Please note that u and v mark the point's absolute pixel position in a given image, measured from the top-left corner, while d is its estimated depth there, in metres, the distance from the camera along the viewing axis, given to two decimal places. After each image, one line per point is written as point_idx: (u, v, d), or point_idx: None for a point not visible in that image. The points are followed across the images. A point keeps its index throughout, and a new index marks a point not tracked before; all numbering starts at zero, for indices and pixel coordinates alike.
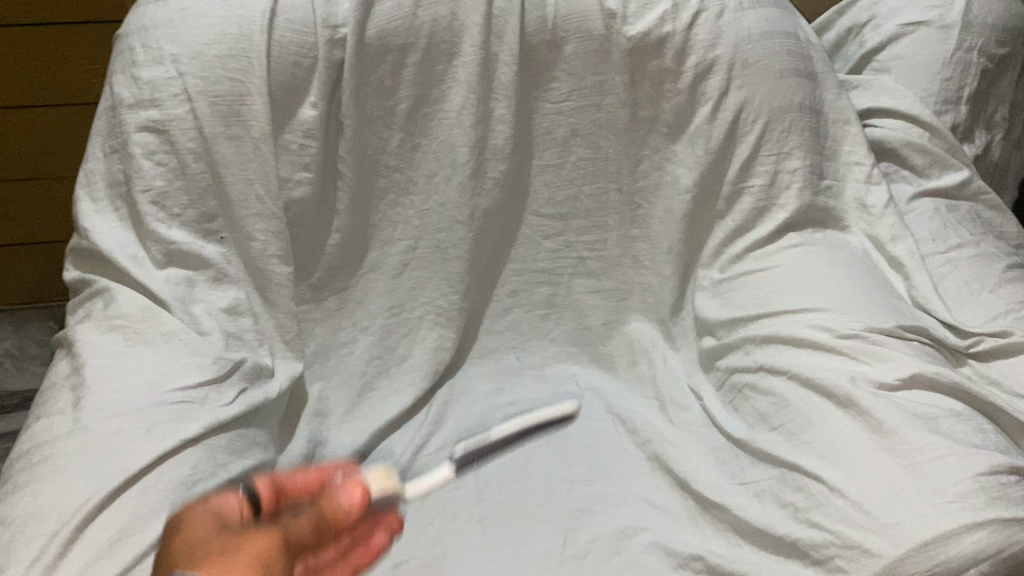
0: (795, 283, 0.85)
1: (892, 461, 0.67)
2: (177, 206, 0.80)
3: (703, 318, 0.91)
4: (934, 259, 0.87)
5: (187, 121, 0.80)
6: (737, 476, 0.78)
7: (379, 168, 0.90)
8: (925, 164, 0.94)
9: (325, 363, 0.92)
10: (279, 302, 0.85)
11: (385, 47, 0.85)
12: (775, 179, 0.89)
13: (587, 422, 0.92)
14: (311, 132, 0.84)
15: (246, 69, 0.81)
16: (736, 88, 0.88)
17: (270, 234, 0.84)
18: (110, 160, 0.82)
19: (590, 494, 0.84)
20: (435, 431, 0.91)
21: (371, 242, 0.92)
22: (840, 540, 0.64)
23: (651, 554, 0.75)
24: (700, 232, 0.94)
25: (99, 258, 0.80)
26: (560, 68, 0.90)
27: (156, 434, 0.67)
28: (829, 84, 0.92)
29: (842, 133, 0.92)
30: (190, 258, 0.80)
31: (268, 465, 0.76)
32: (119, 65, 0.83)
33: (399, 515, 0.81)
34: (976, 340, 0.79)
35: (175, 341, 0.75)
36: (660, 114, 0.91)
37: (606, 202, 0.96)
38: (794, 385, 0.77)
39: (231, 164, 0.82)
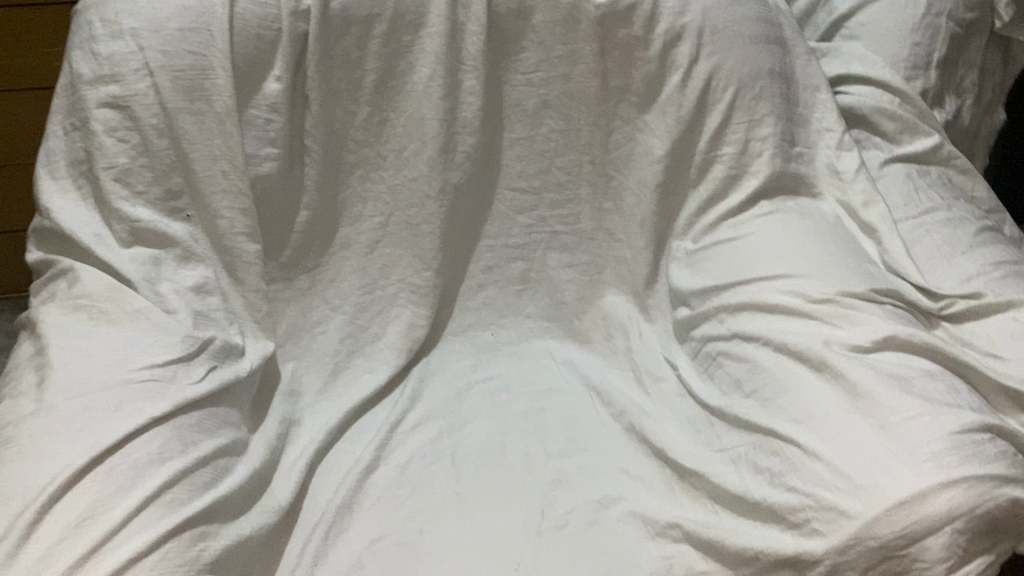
0: (768, 250, 0.84)
1: (866, 423, 0.67)
2: (140, 183, 0.79)
3: (677, 290, 0.90)
4: (906, 224, 0.87)
5: (149, 96, 0.78)
6: (714, 444, 0.78)
7: (348, 142, 0.89)
8: (896, 130, 0.94)
9: (296, 342, 0.91)
10: (248, 280, 0.85)
11: (349, 19, 0.84)
12: (746, 146, 0.88)
13: (564, 396, 0.92)
14: (276, 106, 0.83)
15: (207, 43, 0.79)
16: (706, 54, 0.88)
17: (237, 211, 0.83)
18: (71, 138, 0.80)
19: (567, 466, 0.83)
20: (411, 407, 0.90)
21: (341, 219, 0.91)
22: (817, 503, 0.64)
23: (628, 523, 0.76)
24: (673, 203, 0.94)
25: (62, 239, 0.78)
26: (529, 38, 0.90)
27: (123, 413, 0.65)
28: (799, 50, 0.92)
29: (812, 99, 0.91)
30: (156, 237, 0.79)
31: (241, 443, 0.75)
32: (78, 40, 0.81)
33: (375, 492, 0.80)
34: (949, 302, 0.79)
35: (141, 321, 0.73)
36: (630, 84, 0.91)
37: (578, 174, 0.96)
38: (768, 351, 0.77)
39: (196, 140, 0.80)
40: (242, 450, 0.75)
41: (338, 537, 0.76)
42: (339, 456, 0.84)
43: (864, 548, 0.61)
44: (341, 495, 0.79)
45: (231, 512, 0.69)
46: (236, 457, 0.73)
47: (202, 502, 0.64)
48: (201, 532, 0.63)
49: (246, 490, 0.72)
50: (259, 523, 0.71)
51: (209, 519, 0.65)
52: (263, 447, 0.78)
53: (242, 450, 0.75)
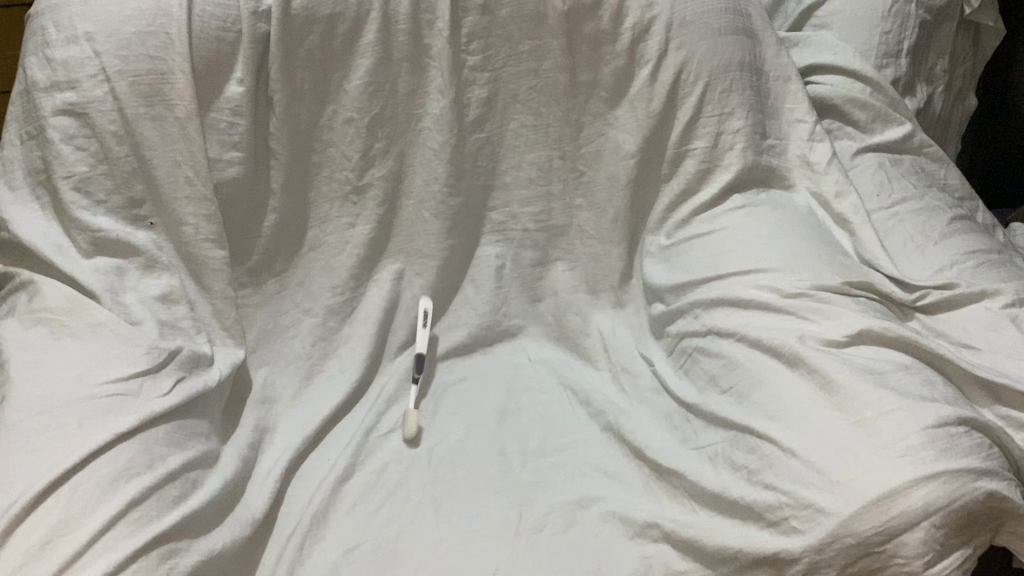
0: (741, 244, 0.84)
1: (841, 417, 0.66)
2: (101, 191, 0.77)
3: (651, 284, 0.91)
4: (878, 214, 0.86)
5: (106, 102, 0.76)
6: (691, 441, 0.77)
7: (313, 143, 0.87)
8: (868, 119, 0.93)
9: (268, 347, 0.89)
10: (215, 287, 0.83)
11: (312, 17, 0.82)
12: (718, 140, 0.88)
13: (540, 396, 0.91)
14: (239, 109, 0.81)
15: (166, 45, 0.77)
16: (675, 48, 0.87)
17: (201, 217, 0.81)
18: (28, 147, 0.78)
19: (544, 466, 0.83)
20: (387, 410, 0.89)
21: (310, 221, 0.90)
22: (794, 500, 0.63)
23: (606, 524, 0.75)
24: (645, 198, 0.94)
25: (22, 251, 0.76)
26: (497, 34, 0.88)
27: (86, 431, 0.63)
28: (769, 41, 0.91)
29: (783, 91, 0.91)
30: (118, 246, 0.77)
31: (212, 455, 0.74)
32: (32, 45, 0.79)
33: (351, 500, 0.79)
34: (923, 293, 0.78)
35: (104, 333, 0.71)
36: (599, 79, 0.90)
37: (549, 171, 0.95)
38: (743, 346, 0.77)
39: (156, 146, 0.78)
40: (212, 462, 0.73)
41: (313, 548, 0.75)
42: (314, 463, 0.83)
43: (842, 545, 0.61)
44: (316, 503, 0.77)
45: (202, 526, 0.67)
46: (206, 469, 0.72)
47: (171, 518, 0.62)
48: (170, 549, 0.61)
49: (218, 502, 0.70)
50: (232, 536, 0.69)
51: (178, 535, 0.63)
52: (234, 458, 0.76)
53: (212, 462, 0.73)
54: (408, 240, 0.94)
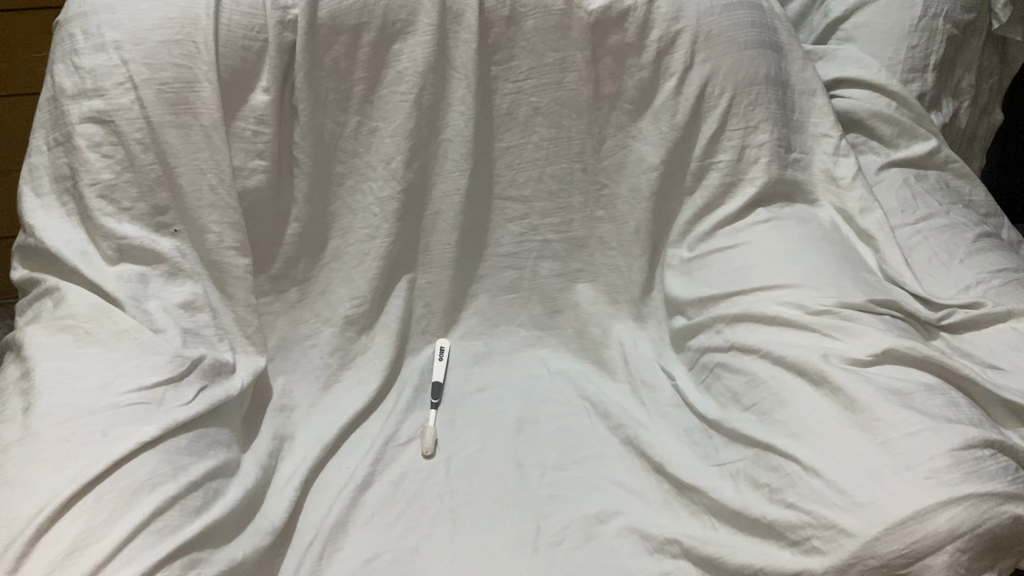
0: (764, 258, 0.84)
1: (864, 438, 0.66)
2: (126, 199, 0.77)
3: (672, 297, 0.91)
4: (902, 231, 0.86)
5: (132, 110, 0.77)
6: (712, 458, 0.77)
7: (337, 153, 0.88)
8: (893, 134, 0.93)
9: (287, 355, 0.90)
10: (238, 295, 0.83)
11: (338, 28, 0.82)
12: (743, 153, 0.88)
13: (558, 407, 0.91)
14: (264, 118, 0.82)
15: (192, 54, 0.78)
16: (700, 62, 0.87)
17: (225, 225, 0.81)
18: (54, 153, 0.78)
19: (562, 479, 0.83)
20: (406, 419, 0.89)
21: (332, 230, 0.90)
22: (816, 520, 0.63)
23: (624, 539, 0.75)
24: (667, 210, 0.94)
25: (47, 257, 0.77)
26: (520, 46, 0.88)
27: (110, 439, 0.63)
28: (795, 55, 0.91)
29: (808, 105, 0.91)
30: (143, 253, 0.77)
31: (232, 464, 0.74)
32: (60, 53, 0.79)
33: (370, 509, 0.79)
34: (948, 312, 0.78)
35: (126, 341, 0.71)
36: (623, 91, 0.90)
37: (570, 183, 0.95)
38: (765, 363, 0.77)
39: (181, 154, 0.79)
40: (233, 471, 0.74)
41: (332, 558, 0.75)
42: (332, 472, 0.83)
43: (865, 567, 0.60)
44: (335, 512, 0.78)
45: (222, 536, 0.67)
46: (227, 478, 0.72)
47: (192, 529, 0.62)
48: (191, 560, 0.61)
49: (237, 512, 0.70)
50: (251, 546, 0.69)
51: (199, 546, 0.63)
52: (255, 466, 0.77)
53: (233, 471, 0.74)
54: (428, 250, 0.94)
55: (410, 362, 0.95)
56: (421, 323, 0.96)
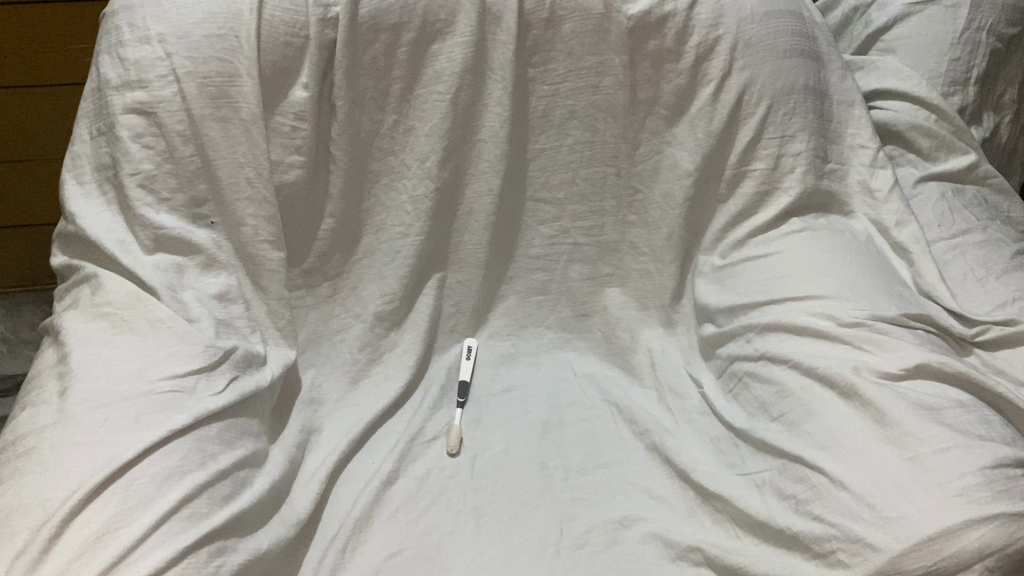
0: (796, 268, 0.83)
1: (894, 453, 0.65)
2: (165, 190, 0.78)
3: (703, 305, 0.90)
4: (938, 245, 0.85)
5: (174, 103, 0.78)
6: (738, 467, 0.77)
7: (373, 150, 0.88)
8: (931, 147, 0.93)
9: (317, 349, 0.91)
10: (272, 288, 0.85)
11: (378, 26, 0.83)
12: (779, 162, 0.87)
13: (585, 410, 0.91)
14: (302, 114, 0.82)
15: (234, 49, 0.79)
16: (738, 69, 0.86)
17: (261, 218, 0.82)
18: (97, 143, 0.80)
19: (586, 482, 0.83)
20: (432, 416, 0.90)
21: (365, 227, 0.91)
22: (842, 534, 0.62)
23: (647, 545, 0.75)
24: (701, 217, 0.93)
25: (86, 244, 0.78)
26: (558, 48, 0.88)
27: (144, 425, 0.64)
28: (834, 65, 0.91)
29: (846, 115, 0.90)
30: (180, 244, 0.78)
31: (261, 454, 0.75)
32: (105, 44, 0.80)
33: (394, 505, 0.80)
34: (983, 329, 0.77)
35: (162, 329, 0.72)
36: (660, 96, 0.90)
37: (603, 187, 0.95)
38: (795, 373, 0.76)
39: (221, 147, 0.80)
40: (261, 461, 0.75)
41: (356, 551, 0.75)
42: (358, 466, 0.83)
43: None
44: (360, 506, 0.78)
45: (248, 525, 0.68)
46: (255, 469, 0.73)
47: (220, 517, 0.63)
48: (218, 547, 0.62)
49: (264, 502, 0.71)
50: (276, 537, 0.70)
51: (225, 534, 0.64)
52: (283, 458, 0.77)
53: (262, 461, 0.74)
54: (459, 250, 0.94)
55: (437, 360, 0.96)
56: (449, 322, 0.97)
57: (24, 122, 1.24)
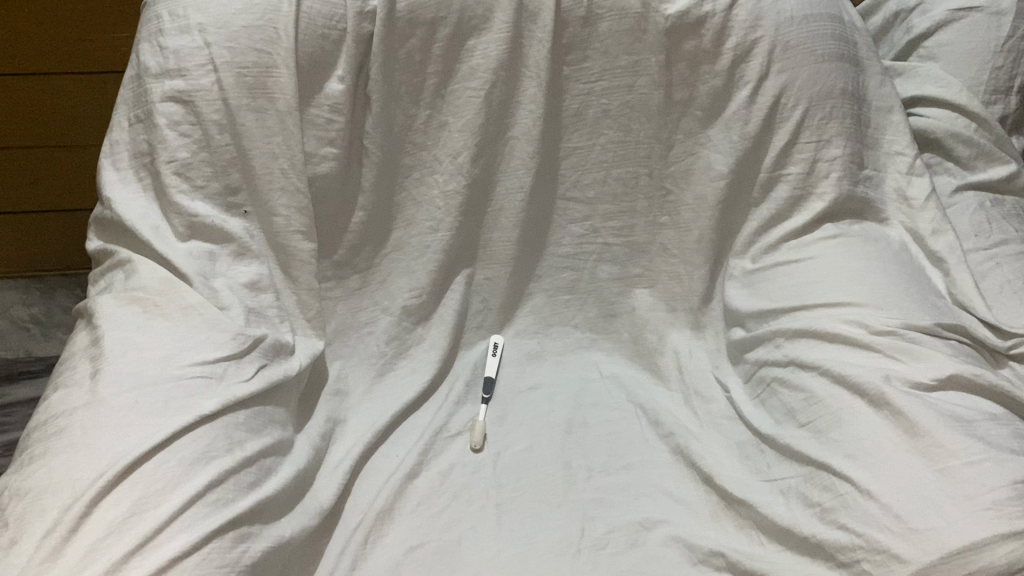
0: (828, 274, 0.82)
1: (923, 463, 0.64)
2: (200, 177, 0.79)
3: (733, 309, 0.90)
4: (974, 255, 0.84)
5: (212, 92, 0.79)
6: (763, 473, 0.76)
7: (405, 144, 0.89)
8: (971, 156, 0.92)
9: (344, 341, 0.91)
10: (302, 279, 0.85)
11: (415, 21, 0.83)
12: (814, 167, 0.86)
13: (609, 411, 0.91)
14: (337, 107, 0.83)
15: (272, 40, 0.79)
16: (775, 72, 0.86)
17: (294, 209, 0.83)
18: (135, 130, 0.80)
19: (609, 482, 0.82)
20: (457, 412, 0.90)
21: (395, 221, 0.91)
22: (867, 543, 0.62)
23: (669, 548, 0.75)
24: (732, 221, 0.93)
25: (121, 229, 0.79)
26: (594, 47, 0.88)
27: (173, 410, 0.64)
28: (873, 70, 0.89)
29: (884, 121, 0.89)
30: (213, 232, 0.79)
31: (287, 443, 0.75)
32: (146, 33, 0.81)
33: (416, 498, 0.80)
34: (1018, 341, 0.76)
35: (193, 316, 0.73)
36: (695, 97, 0.89)
37: (635, 187, 0.94)
38: (824, 380, 0.75)
39: (256, 137, 0.80)
40: (287, 450, 0.75)
41: (377, 543, 0.76)
42: (382, 459, 0.84)
43: None
44: (382, 499, 0.78)
45: (273, 513, 0.69)
46: (280, 457, 0.73)
47: (245, 503, 0.64)
48: (242, 534, 0.62)
49: (289, 491, 0.72)
50: (300, 526, 0.71)
51: (250, 520, 0.64)
52: (308, 447, 0.78)
53: (287, 450, 0.75)
54: (489, 247, 0.95)
55: (464, 356, 0.97)
56: (476, 318, 0.97)
57: (68, 109, 1.26)
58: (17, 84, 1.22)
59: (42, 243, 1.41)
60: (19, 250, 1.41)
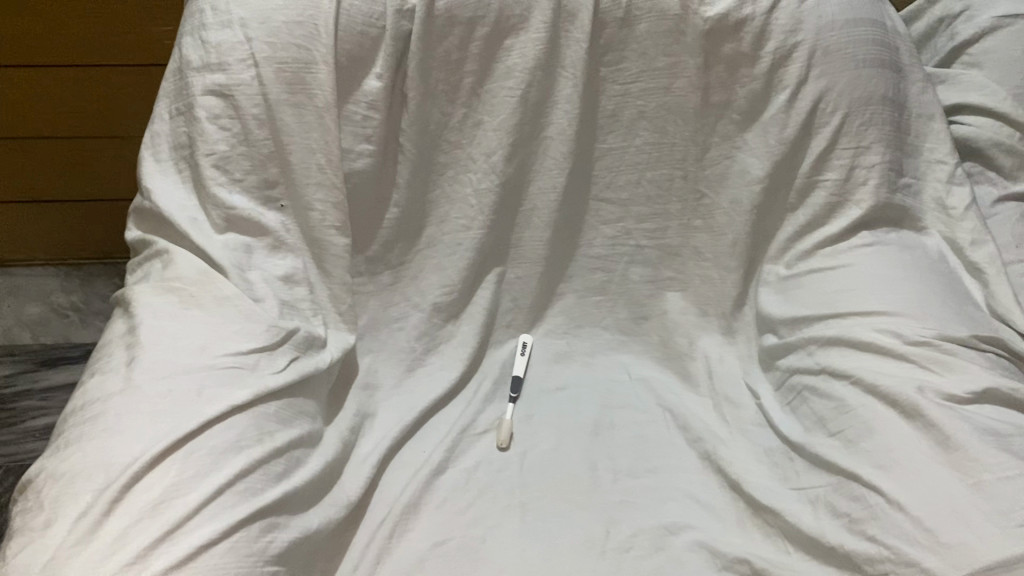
0: (863, 282, 0.81)
1: (955, 477, 0.63)
2: (238, 171, 0.80)
3: (766, 315, 0.89)
4: (1015, 267, 0.84)
5: (252, 86, 0.80)
6: (792, 481, 0.76)
7: (441, 142, 0.89)
8: (1014, 166, 0.91)
9: (374, 336, 0.92)
10: (335, 273, 0.86)
11: (453, 20, 0.83)
12: (852, 173, 0.85)
13: (637, 414, 0.90)
14: (375, 104, 0.83)
15: (312, 36, 0.80)
16: (815, 77, 0.85)
17: (329, 204, 0.84)
18: (176, 122, 0.82)
19: (635, 485, 0.82)
20: (484, 410, 0.90)
21: (429, 218, 0.92)
22: (896, 556, 0.61)
23: (693, 553, 0.74)
24: (767, 226, 0.92)
25: (159, 220, 0.80)
26: (631, 48, 0.88)
27: (205, 399, 0.65)
28: (916, 77, 0.88)
29: (925, 129, 0.88)
30: (250, 224, 0.80)
31: (316, 435, 0.76)
32: (189, 27, 0.82)
33: (442, 494, 0.80)
34: None
35: (227, 307, 0.74)
36: (733, 101, 0.89)
37: (669, 189, 0.94)
38: (857, 390, 0.74)
39: (294, 132, 0.81)
40: (316, 442, 0.76)
41: (402, 537, 0.76)
42: (409, 454, 0.84)
43: None
44: (408, 493, 0.79)
45: (300, 504, 0.69)
46: (310, 448, 0.74)
47: (273, 493, 0.65)
48: (270, 523, 0.63)
49: (317, 483, 0.72)
50: (326, 517, 0.71)
51: (278, 510, 0.65)
52: (337, 440, 0.79)
53: (316, 442, 0.76)
54: (520, 246, 0.95)
55: (493, 354, 0.97)
56: (506, 317, 0.97)
57: (93, 102, 1.27)
58: (40, 79, 1.24)
59: (83, 233, 1.44)
60: (61, 239, 1.45)
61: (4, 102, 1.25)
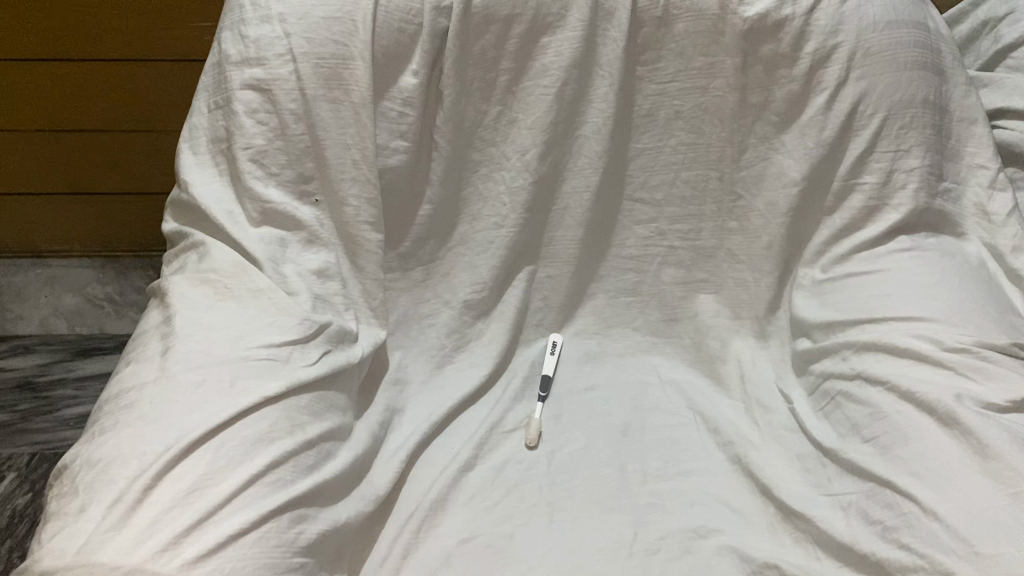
0: (901, 288, 0.80)
1: (993, 487, 0.61)
2: (275, 164, 0.81)
3: (801, 319, 0.88)
4: None
5: (290, 81, 0.80)
6: (824, 487, 0.75)
7: (475, 140, 0.90)
8: None
9: (405, 332, 0.93)
10: (368, 269, 0.86)
11: (489, 17, 0.84)
12: (890, 177, 0.84)
13: (667, 416, 0.90)
14: (410, 101, 0.84)
15: (350, 32, 0.81)
16: (855, 79, 0.84)
17: (363, 200, 0.84)
18: (214, 116, 0.82)
19: (665, 488, 0.82)
20: (513, 408, 0.90)
21: (461, 215, 0.92)
22: (929, 566, 0.60)
23: (723, 557, 0.73)
24: (803, 229, 0.91)
25: (196, 212, 0.81)
26: (668, 47, 0.87)
27: (238, 390, 0.66)
28: (958, 80, 0.87)
29: (966, 133, 0.87)
30: (285, 218, 0.80)
31: (346, 429, 0.76)
32: (228, 22, 0.83)
33: (470, 491, 0.80)
34: None
35: (262, 300, 0.74)
36: (771, 102, 0.88)
37: (704, 191, 0.93)
38: (892, 396, 0.73)
39: (331, 128, 0.82)
40: (346, 435, 0.76)
41: (429, 532, 0.76)
42: (438, 450, 0.84)
43: None
44: (437, 489, 0.79)
45: (329, 496, 0.70)
46: (340, 442, 0.74)
47: (303, 485, 0.65)
48: (299, 515, 0.63)
49: (347, 476, 0.73)
50: (355, 510, 0.72)
51: (307, 502, 0.65)
52: (366, 434, 0.79)
53: (347, 435, 0.76)
54: (552, 245, 0.95)
55: (523, 352, 0.97)
56: (537, 316, 0.97)
57: (135, 95, 1.29)
58: (47, 75, 1.25)
59: (119, 225, 1.46)
60: (99, 231, 1.47)
61: (51, 93, 1.27)
